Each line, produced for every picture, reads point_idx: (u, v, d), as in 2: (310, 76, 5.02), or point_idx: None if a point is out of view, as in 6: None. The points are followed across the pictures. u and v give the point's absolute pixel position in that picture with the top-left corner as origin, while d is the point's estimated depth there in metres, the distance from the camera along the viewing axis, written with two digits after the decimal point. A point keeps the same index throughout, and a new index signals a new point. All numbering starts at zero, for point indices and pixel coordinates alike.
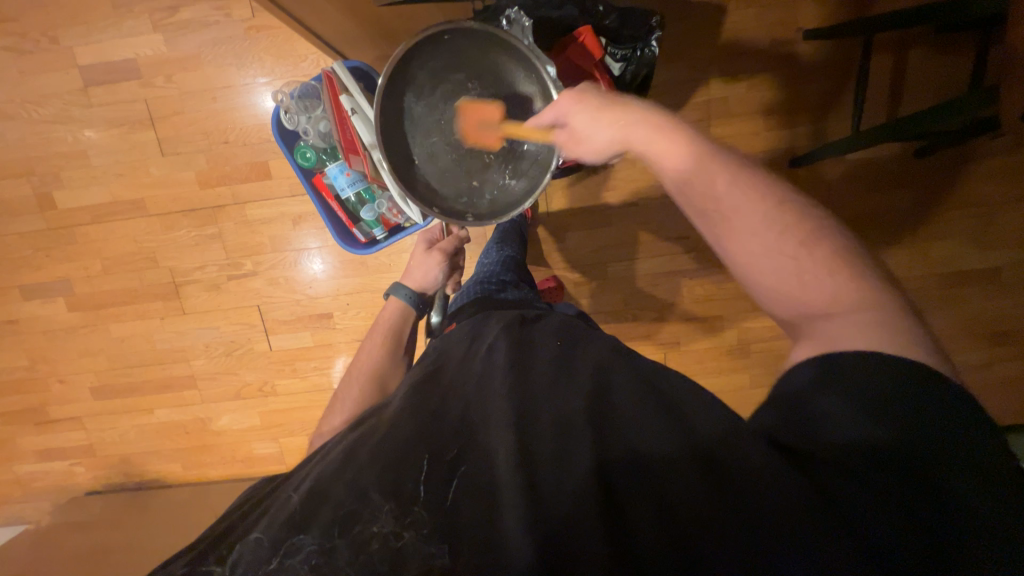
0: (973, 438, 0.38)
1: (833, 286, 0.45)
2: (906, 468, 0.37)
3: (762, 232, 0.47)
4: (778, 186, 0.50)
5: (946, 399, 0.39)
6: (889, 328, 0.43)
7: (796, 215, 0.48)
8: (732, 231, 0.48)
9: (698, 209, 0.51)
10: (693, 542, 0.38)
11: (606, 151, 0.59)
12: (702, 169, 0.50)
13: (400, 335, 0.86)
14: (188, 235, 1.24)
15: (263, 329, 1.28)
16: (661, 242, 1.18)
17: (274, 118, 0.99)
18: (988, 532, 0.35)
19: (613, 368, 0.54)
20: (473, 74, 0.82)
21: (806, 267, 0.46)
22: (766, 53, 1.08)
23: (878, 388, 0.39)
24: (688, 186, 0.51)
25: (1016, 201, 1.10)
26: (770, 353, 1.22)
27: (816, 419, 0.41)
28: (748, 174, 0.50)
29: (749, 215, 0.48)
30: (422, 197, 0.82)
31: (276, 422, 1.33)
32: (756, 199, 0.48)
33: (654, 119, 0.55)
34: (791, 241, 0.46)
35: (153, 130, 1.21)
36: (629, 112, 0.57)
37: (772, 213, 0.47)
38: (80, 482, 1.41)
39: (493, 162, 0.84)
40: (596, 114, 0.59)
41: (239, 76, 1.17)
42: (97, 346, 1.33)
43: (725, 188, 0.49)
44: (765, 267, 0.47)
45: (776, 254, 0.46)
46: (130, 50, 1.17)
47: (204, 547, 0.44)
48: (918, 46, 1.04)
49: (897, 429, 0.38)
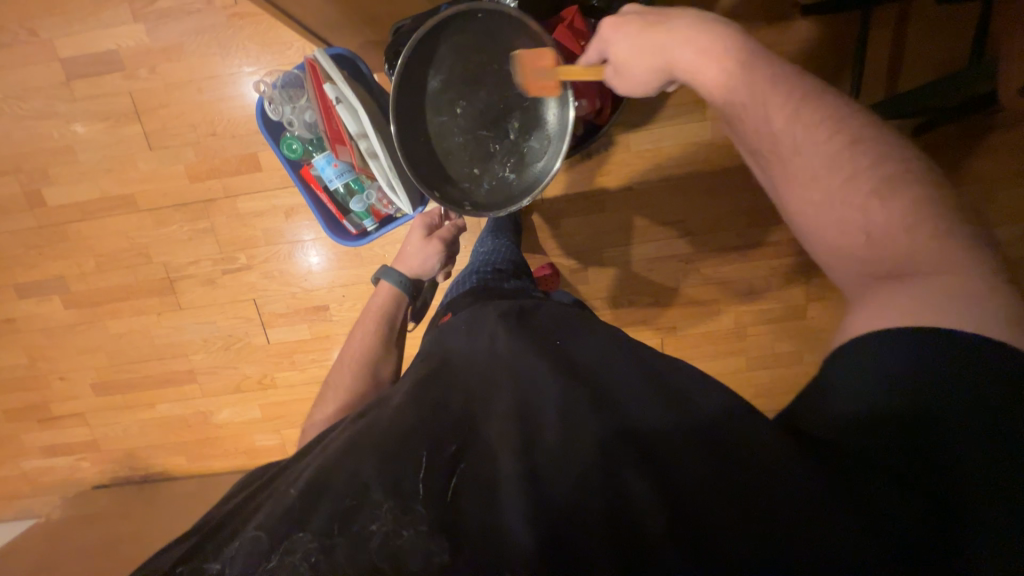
0: (1002, 421, 0.35)
1: (907, 241, 0.41)
2: (911, 443, 0.37)
3: (824, 175, 0.44)
4: (855, 125, 0.46)
5: (969, 374, 0.36)
6: (942, 295, 0.39)
7: (872, 159, 0.44)
8: (789, 175, 0.47)
9: (758, 149, 0.49)
10: (689, 520, 0.40)
11: (651, 82, 0.58)
12: (757, 103, 0.47)
13: (393, 322, 0.86)
14: (179, 230, 1.23)
15: (259, 322, 1.28)
16: (657, 227, 1.17)
17: (259, 109, 0.98)
18: (1007, 514, 0.34)
19: (614, 356, 0.53)
20: (494, 60, 0.80)
21: (876, 220, 0.42)
22: (762, 30, 1.05)
23: (883, 374, 0.38)
24: (744, 123, 0.49)
25: (1019, 176, 1.07)
26: (767, 336, 1.22)
27: (827, 401, 0.42)
28: (817, 110, 0.46)
29: (811, 157, 0.45)
30: (425, 176, 0.81)
31: (276, 414, 1.34)
32: (821, 139, 0.45)
33: (703, 43, 0.51)
34: (862, 187, 0.43)
35: (139, 123, 1.19)
36: (674, 36, 0.53)
37: (840, 155, 0.44)
38: (87, 476, 1.43)
39: (497, 152, 0.84)
40: (636, 40, 0.56)
41: (223, 65, 1.14)
42: (95, 342, 1.33)
43: (783, 126, 0.46)
44: (826, 216, 0.44)
45: (841, 200, 0.43)
46: (111, 41, 1.15)
47: (197, 544, 0.45)
48: (918, 20, 1.01)
49: (905, 408, 0.37)
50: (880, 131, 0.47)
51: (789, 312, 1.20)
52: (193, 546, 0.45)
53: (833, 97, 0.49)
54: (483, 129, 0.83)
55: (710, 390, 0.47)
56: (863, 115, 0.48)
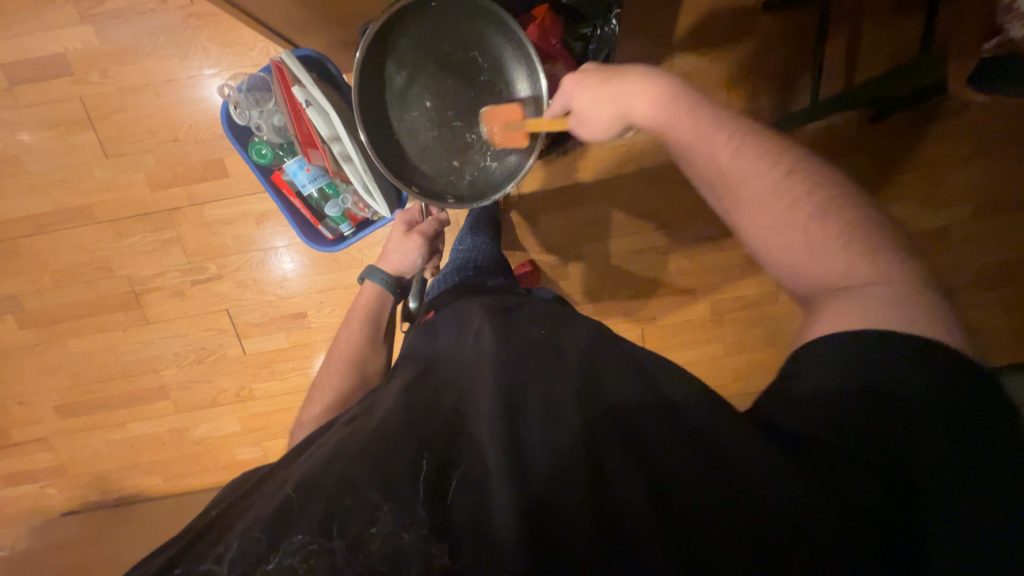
0: (943, 392, 0.40)
1: (845, 260, 0.48)
2: (870, 422, 0.40)
3: (769, 205, 0.51)
4: (792, 157, 0.53)
5: (910, 362, 0.41)
6: (903, 303, 0.44)
7: (808, 187, 0.51)
8: (740, 204, 0.53)
9: (709, 182, 0.54)
10: (676, 507, 0.41)
11: (611, 127, 0.59)
12: (706, 143, 0.52)
13: (378, 320, 0.84)
14: (144, 241, 1.18)
15: (234, 333, 1.24)
16: (633, 220, 1.19)
17: (223, 113, 0.95)
18: (953, 494, 0.37)
19: (597, 352, 0.55)
20: (458, 48, 0.80)
21: (816, 240, 0.49)
22: (727, 25, 1.08)
23: (841, 365, 0.43)
24: (693, 161, 0.54)
25: (969, 159, 1.13)
26: (743, 321, 1.26)
27: (795, 383, 0.45)
28: (754, 147, 0.52)
29: (756, 189, 0.51)
30: (401, 174, 0.80)
31: (257, 426, 1.30)
32: (761, 173, 0.51)
33: (655, 91, 0.55)
34: (802, 212, 0.50)
35: (92, 130, 1.13)
36: (628, 84, 0.57)
37: (780, 187, 0.51)
38: (55, 504, 1.36)
39: (475, 142, 0.83)
40: (597, 93, 0.59)
41: (182, 67, 1.10)
42: (56, 363, 1.26)
43: (729, 162, 0.52)
44: (773, 235, 0.51)
45: (787, 225, 0.50)
46: (57, 44, 1.08)
47: (186, 545, 0.44)
48: (871, 15, 1.06)
49: (871, 387, 0.41)
50: (807, 160, 0.53)
51: (762, 298, 1.24)
52: (176, 555, 0.43)
53: (765, 131, 0.55)
54: (457, 121, 0.82)
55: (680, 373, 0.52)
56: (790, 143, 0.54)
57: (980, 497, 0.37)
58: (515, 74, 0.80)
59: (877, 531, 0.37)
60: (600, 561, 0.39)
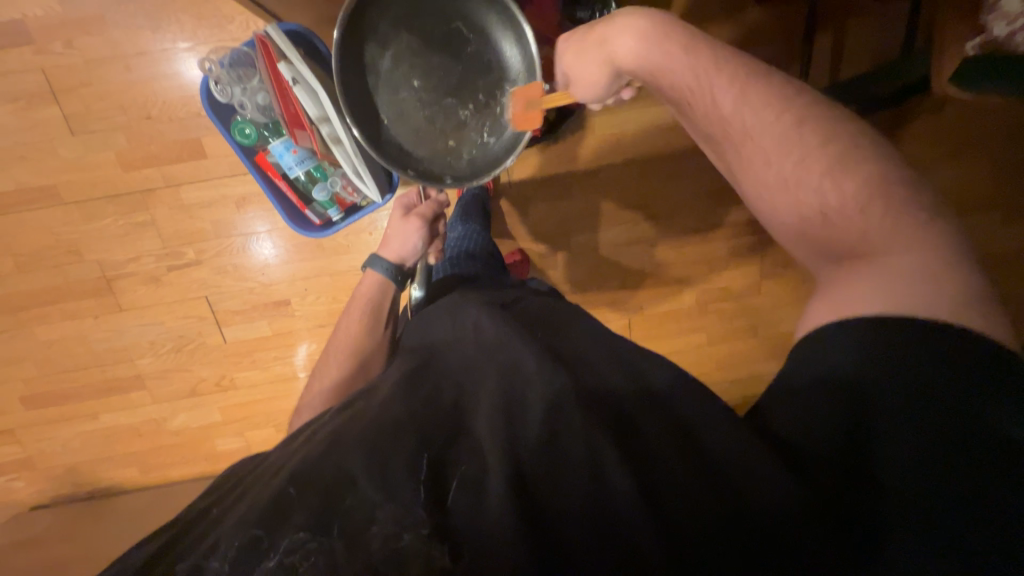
0: (954, 393, 0.39)
1: (847, 226, 0.48)
2: (855, 423, 0.41)
3: (778, 163, 0.52)
4: (801, 107, 0.53)
5: (925, 359, 0.40)
6: (950, 299, 0.42)
7: (821, 139, 0.51)
8: (747, 160, 0.54)
9: (716, 133, 0.57)
10: (673, 507, 0.41)
11: (598, 81, 0.66)
12: (706, 87, 0.55)
13: (381, 310, 0.82)
14: (114, 224, 1.12)
15: (213, 321, 1.20)
16: (623, 209, 1.19)
17: (203, 88, 0.91)
18: (944, 495, 0.38)
19: (595, 352, 0.56)
20: (441, 22, 0.78)
21: (829, 201, 0.49)
22: (720, 15, 1.08)
23: (861, 360, 0.42)
24: (697, 105, 0.57)
25: (945, 155, 1.17)
26: (727, 311, 1.28)
27: (800, 368, 0.45)
28: (761, 93, 0.54)
29: (763, 141, 0.52)
30: (397, 158, 0.78)
31: (238, 417, 1.27)
32: (767, 123, 0.52)
33: (643, 27, 0.59)
34: (815, 169, 0.49)
35: (56, 105, 1.06)
36: (614, 26, 0.62)
37: (788, 139, 0.51)
38: (22, 498, 1.31)
39: (470, 118, 0.81)
40: (581, 46, 0.67)
41: (154, 40, 1.03)
42: (21, 353, 1.20)
43: (734, 109, 0.54)
44: (780, 195, 0.52)
45: (798, 185, 0.50)
46: (16, 10, 1.01)
47: (169, 542, 0.43)
48: (859, 10, 1.08)
49: (859, 389, 0.41)
50: (816, 120, 0.52)
51: (747, 288, 1.26)
52: (164, 545, 0.43)
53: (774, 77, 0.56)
54: (447, 98, 0.80)
55: (665, 367, 0.54)
56: (808, 98, 0.54)
57: (979, 498, 0.38)
58: (502, 45, 0.79)
59: (860, 530, 0.39)
60: (598, 560, 0.39)
